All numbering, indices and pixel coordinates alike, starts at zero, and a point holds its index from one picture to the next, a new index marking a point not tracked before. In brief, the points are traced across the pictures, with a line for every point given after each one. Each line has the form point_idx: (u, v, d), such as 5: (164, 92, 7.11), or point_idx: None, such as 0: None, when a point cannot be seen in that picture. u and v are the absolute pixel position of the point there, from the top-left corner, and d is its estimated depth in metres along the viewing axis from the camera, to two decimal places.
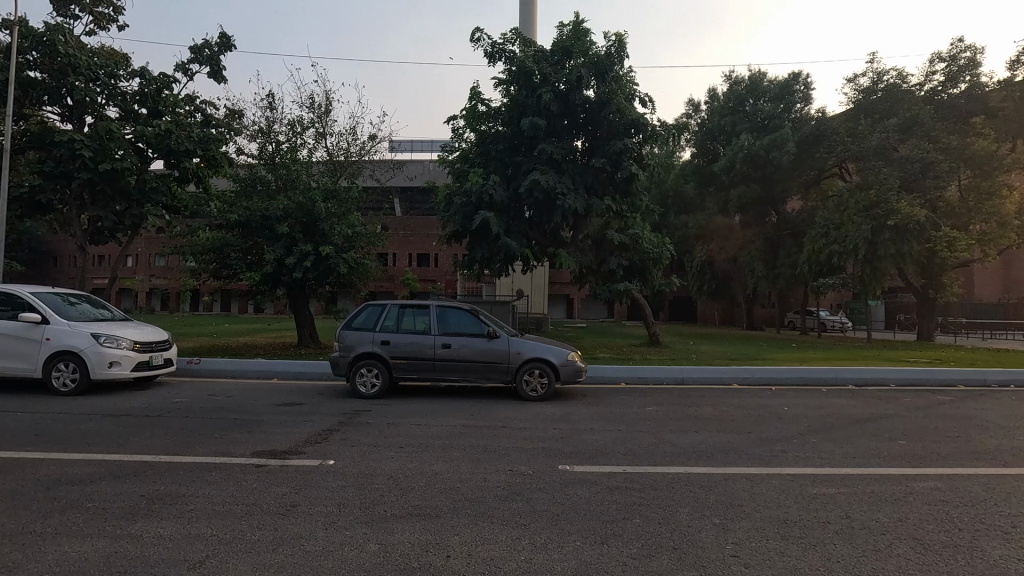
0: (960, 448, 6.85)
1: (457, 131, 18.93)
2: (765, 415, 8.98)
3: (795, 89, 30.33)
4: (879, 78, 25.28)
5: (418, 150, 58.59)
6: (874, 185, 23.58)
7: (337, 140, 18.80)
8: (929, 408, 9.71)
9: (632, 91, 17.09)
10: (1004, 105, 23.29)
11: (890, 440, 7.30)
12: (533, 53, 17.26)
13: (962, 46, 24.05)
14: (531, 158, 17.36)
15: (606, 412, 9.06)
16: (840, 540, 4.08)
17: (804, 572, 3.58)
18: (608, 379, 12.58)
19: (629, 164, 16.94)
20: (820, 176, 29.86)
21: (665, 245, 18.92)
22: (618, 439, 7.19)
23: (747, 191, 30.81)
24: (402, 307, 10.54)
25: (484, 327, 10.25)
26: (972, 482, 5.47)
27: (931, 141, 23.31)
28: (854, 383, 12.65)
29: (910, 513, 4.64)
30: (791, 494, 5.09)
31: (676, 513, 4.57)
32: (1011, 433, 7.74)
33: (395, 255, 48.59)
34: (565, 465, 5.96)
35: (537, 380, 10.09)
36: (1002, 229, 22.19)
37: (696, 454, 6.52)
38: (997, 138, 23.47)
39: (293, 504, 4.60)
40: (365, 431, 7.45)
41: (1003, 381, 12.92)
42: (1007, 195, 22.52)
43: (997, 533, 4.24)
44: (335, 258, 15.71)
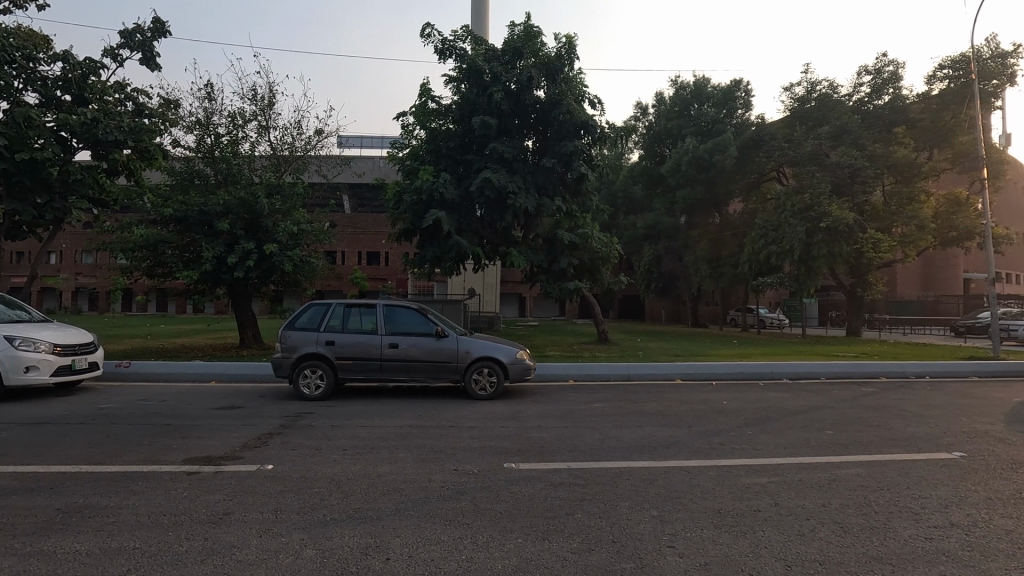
0: (882, 436, 7.33)
1: (406, 128, 18.73)
2: (705, 409, 9.32)
3: (736, 95, 31.72)
4: (812, 87, 26.71)
5: (367, 146, 57.50)
6: (809, 189, 24.87)
7: (281, 134, 18.19)
8: (856, 400, 10.32)
9: (582, 93, 17.32)
10: (923, 116, 25.11)
11: (819, 430, 7.73)
12: (484, 51, 17.26)
13: (885, 61, 25.73)
14: (482, 157, 17.38)
15: (555, 410, 9.18)
16: (768, 527, 4.28)
17: (735, 559, 3.73)
18: (558, 377, 12.76)
19: (579, 164, 17.19)
20: (759, 179, 31.29)
21: (613, 244, 19.31)
22: (564, 436, 7.30)
23: (692, 193, 31.90)
24: (348, 306, 10.32)
25: (432, 326, 10.14)
26: (889, 467, 5.87)
27: (859, 149, 24.87)
28: (788, 377, 13.32)
29: (834, 498, 4.92)
30: (727, 484, 5.31)
31: (618, 507, 4.67)
32: (924, 420, 8.37)
33: (344, 252, 47.58)
34: (511, 462, 6.00)
35: (486, 378, 10.09)
36: (922, 233, 23.68)
37: (638, 448, 6.69)
38: (916, 147, 25.24)
39: (227, 511, 4.42)
40: (308, 433, 7.24)
41: (921, 373, 13.91)
42: (925, 200, 24.31)
43: (908, 514, 4.57)
44: (278, 256, 15.17)
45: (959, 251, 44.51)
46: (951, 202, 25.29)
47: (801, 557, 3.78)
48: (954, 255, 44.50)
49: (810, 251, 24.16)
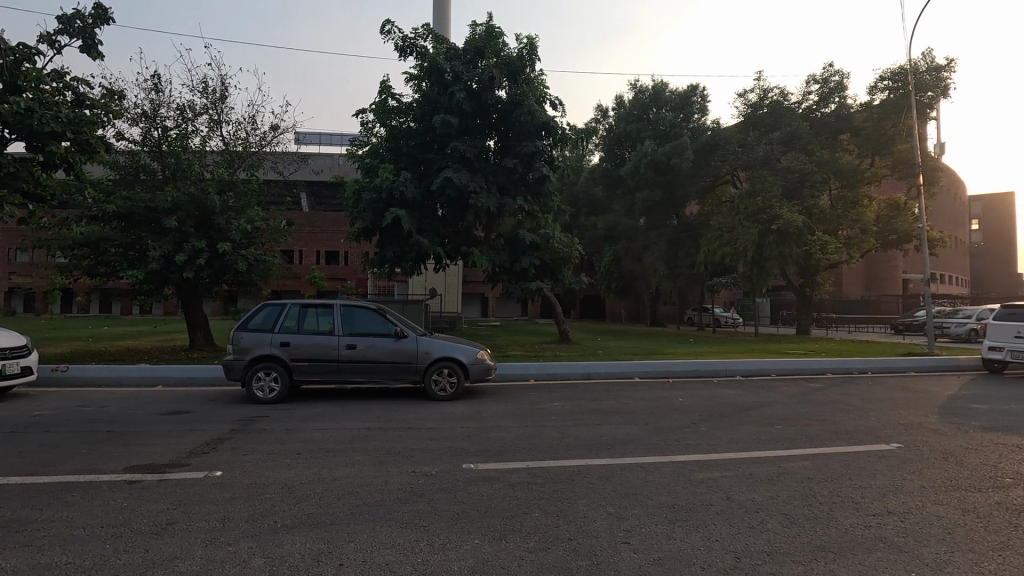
0: (828, 430, 7.64)
1: (366, 125, 18.43)
2: (662, 406, 9.52)
3: (693, 100, 32.52)
4: (765, 94, 27.64)
5: (326, 143, 56.33)
6: (761, 192, 25.75)
7: (234, 129, 17.59)
8: (805, 395, 10.74)
9: (543, 94, 17.39)
10: (865, 125, 26.40)
11: (768, 425, 8.01)
12: (445, 50, 17.18)
13: (831, 71, 26.89)
14: (444, 156, 17.25)
15: (515, 409, 9.19)
16: (720, 520, 4.40)
17: (687, 554, 3.81)
18: (519, 377, 12.80)
19: (540, 165, 17.25)
20: (715, 183, 32.23)
21: (574, 244, 19.44)
22: (523, 435, 7.31)
23: (650, 195, 32.59)
24: (304, 306, 10.06)
25: (391, 327, 10.00)
26: (834, 460, 6.13)
27: (807, 154, 25.94)
28: (741, 374, 13.75)
29: (782, 491, 5.11)
30: (681, 479, 5.43)
31: (575, 505, 4.71)
32: (865, 414, 8.79)
33: (301, 252, 46.42)
34: (470, 463, 5.97)
35: (446, 379, 10.01)
36: (865, 236, 25.13)
37: (596, 446, 6.77)
38: (859, 153, 26.52)
39: (170, 521, 4.23)
40: (261, 438, 7.02)
41: (864, 369, 14.60)
42: (868, 205, 25.55)
43: (849, 503, 4.78)
44: (232, 255, 14.64)
45: (898, 253, 47.14)
46: (890, 206, 26.72)
47: (750, 548, 3.90)
48: (893, 257, 47.10)
49: (762, 253, 25.03)
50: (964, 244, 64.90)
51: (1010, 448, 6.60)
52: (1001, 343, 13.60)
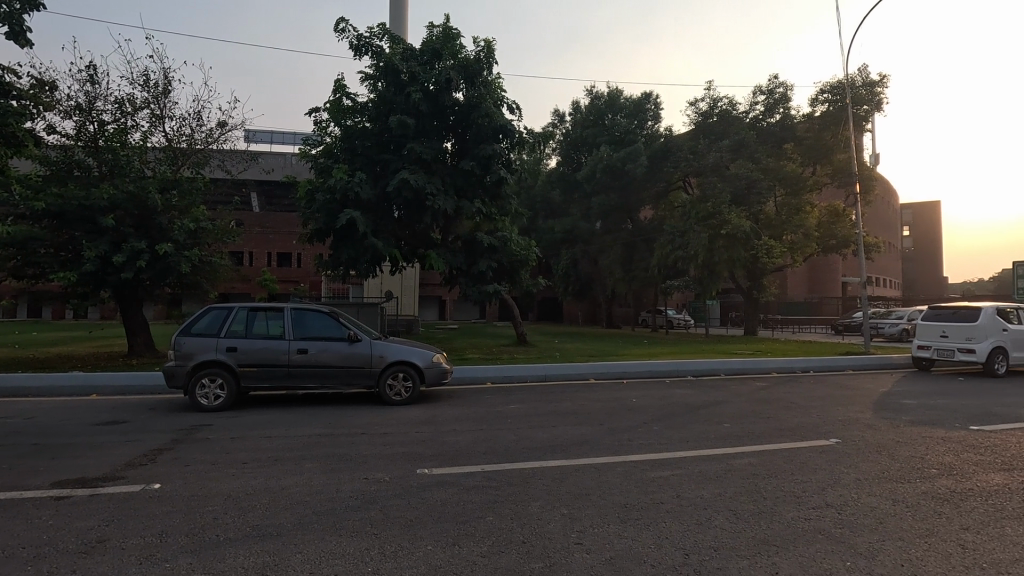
0: (772, 427, 7.95)
1: (319, 124, 18.02)
2: (616, 407, 9.67)
3: (647, 107, 33.29)
4: (714, 103, 28.59)
5: (278, 142, 54.78)
6: (711, 199, 26.60)
7: (178, 125, 16.84)
8: (752, 394, 11.13)
9: (501, 97, 17.37)
10: (807, 135, 27.68)
11: (717, 423, 8.25)
12: (401, 51, 17.01)
13: (776, 82, 28.05)
14: (400, 157, 17.02)
15: (470, 413, 9.14)
16: (670, 519, 4.48)
17: (638, 552, 3.87)
18: (475, 380, 12.75)
19: (498, 168, 17.21)
20: (667, 189, 33.11)
21: (532, 247, 19.48)
22: (479, 438, 7.27)
23: (606, 199, 33.17)
24: (252, 310, 9.72)
25: (344, 330, 9.78)
26: (777, 456, 6.39)
27: (754, 162, 26.97)
28: (692, 374, 14.15)
29: (729, 487, 5.27)
30: (633, 478, 5.53)
31: (529, 507, 4.72)
32: (806, 411, 9.19)
33: (251, 253, 44.88)
34: (424, 468, 5.89)
35: (400, 383, 9.86)
36: (806, 241, 26.57)
37: (551, 448, 6.80)
38: (802, 162, 27.79)
39: (101, 539, 3.99)
40: (204, 447, 6.72)
41: (807, 368, 15.28)
42: (810, 211, 26.77)
43: (790, 497, 4.98)
44: (174, 257, 13.98)
45: (838, 257, 49.69)
46: (831, 213, 28.10)
47: (698, 544, 4.00)
48: (833, 261, 49.65)
49: (712, 257, 25.85)
50: (897, 249, 68.92)
51: (935, 440, 7.04)
52: (928, 343, 14.51)
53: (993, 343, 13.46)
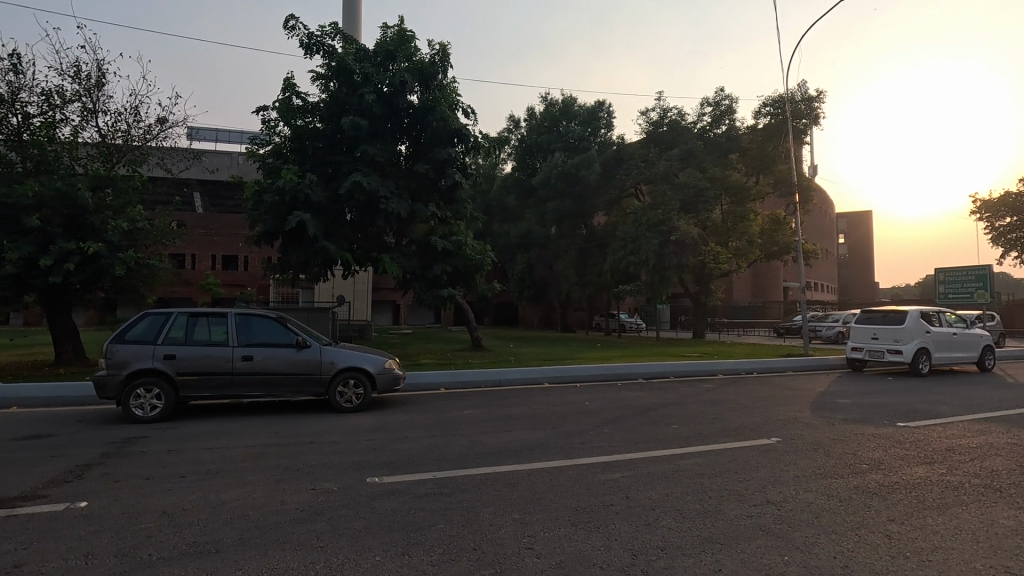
0: (718, 428, 8.22)
1: (268, 123, 17.47)
2: (569, 411, 9.76)
3: (599, 116, 33.94)
4: (664, 114, 29.47)
5: (223, 140, 52.74)
6: (661, 206, 27.37)
7: (113, 120, 15.94)
8: (700, 395, 11.46)
9: (456, 101, 17.24)
10: (751, 146, 28.89)
11: (666, 425, 8.46)
12: (354, 52, 16.72)
13: (722, 95, 29.16)
14: (352, 159, 16.69)
15: (423, 419, 9.02)
16: (620, 521, 4.55)
17: (587, 555, 3.91)
18: (429, 386, 12.61)
19: (453, 172, 17.08)
20: (620, 196, 33.85)
21: (487, 251, 19.44)
22: (431, 445, 7.19)
23: (560, 205, 33.56)
24: (192, 315, 9.30)
25: (292, 336, 9.48)
26: (722, 455, 6.60)
27: (703, 171, 27.89)
28: (643, 377, 14.46)
29: (676, 488, 5.40)
30: (584, 482, 5.59)
31: (481, 513, 4.69)
32: (751, 411, 9.55)
33: (194, 256, 42.95)
34: (374, 477, 5.77)
35: (351, 390, 9.62)
36: (751, 247, 27.68)
37: (505, 453, 6.79)
38: (746, 172, 28.98)
39: (19, 563, 3.71)
40: (138, 461, 6.36)
41: (751, 369, 15.89)
42: (754, 219, 27.89)
43: (734, 496, 5.16)
44: (108, 259, 13.21)
45: (779, 263, 52.12)
46: (773, 221, 29.43)
47: (645, 545, 4.08)
48: (775, 266, 52.08)
49: (663, 262, 26.55)
50: (834, 255, 72.91)
51: (866, 437, 7.46)
52: (861, 344, 15.37)
53: (918, 344, 14.40)
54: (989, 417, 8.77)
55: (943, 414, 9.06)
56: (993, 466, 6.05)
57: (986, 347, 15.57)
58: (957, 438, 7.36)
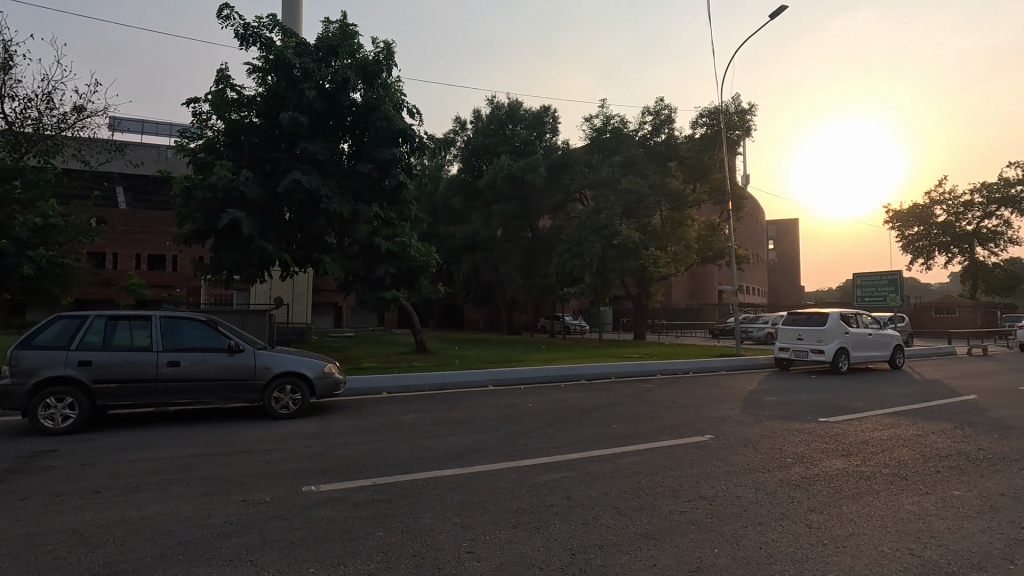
0: (657, 426, 8.50)
1: (199, 116, 16.61)
2: (513, 413, 9.80)
3: (545, 121, 34.40)
4: (608, 121, 30.22)
5: (150, 132, 49.68)
6: (604, 211, 28.01)
7: (22, 106, 14.68)
8: (639, 395, 11.79)
9: (401, 101, 16.94)
10: (689, 155, 30.09)
11: (607, 425, 8.64)
12: (294, 45, 16.18)
13: (662, 105, 30.17)
14: (292, 156, 16.10)
15: (364, 424, 8.82)
16: (560, 521, 4.59)
17: (527, 556, 3.94)
18: (370, 390, 12.32)
19: (397, 172, 16.75)
20: (565, 200, 34.41)
21: (432, 253, 19.22)
22: (372, 450, 7.04)
23: (506, 208, 33.68)
24: (111, 318, 8.70)
25: (223, 340, 9.04)
26: (659, 453, 6.83)
27: (644, 177, 28.74)
28: (585, 378, 14.72)
29: (614, 486, 5.53)
30: (526, 484, 5.62)
31: (421, 519, 4.62)
32: (687, 410, 9.93)
33: (116, 255, 40.16)
34: (310, 486, 5.56)
35: (288, 396, 9.26)
36: (688, 252, 28.74)
37: (447, 456, 6.74)
38: (684, 179, 30.12)
39: None
40: (47, 477, 5.87)
41: (688, 369, 16.51)
42: (691, 224, 28.97)
43: (669, 492, 5.33)
44: (15, 257, 12.13)
45: (714, 267, 54.55)
46: (709, 227, 30.78)
47: (584, 544, 4.15)
48: (711, 271, 54.48)
49: (606, 265, 27.17)
50: (764, 260, 77.03)
51: (791, 432, 7.89)
52: (788, 345, 16.29)
53: (838, 345, 15.40)
54: (898, 411, 9.51)
55: (860, 409, 9.74)
56: (901, 456, 6.54)
57: (896, 347, 16.87)
58: (871, 432, 7.90)
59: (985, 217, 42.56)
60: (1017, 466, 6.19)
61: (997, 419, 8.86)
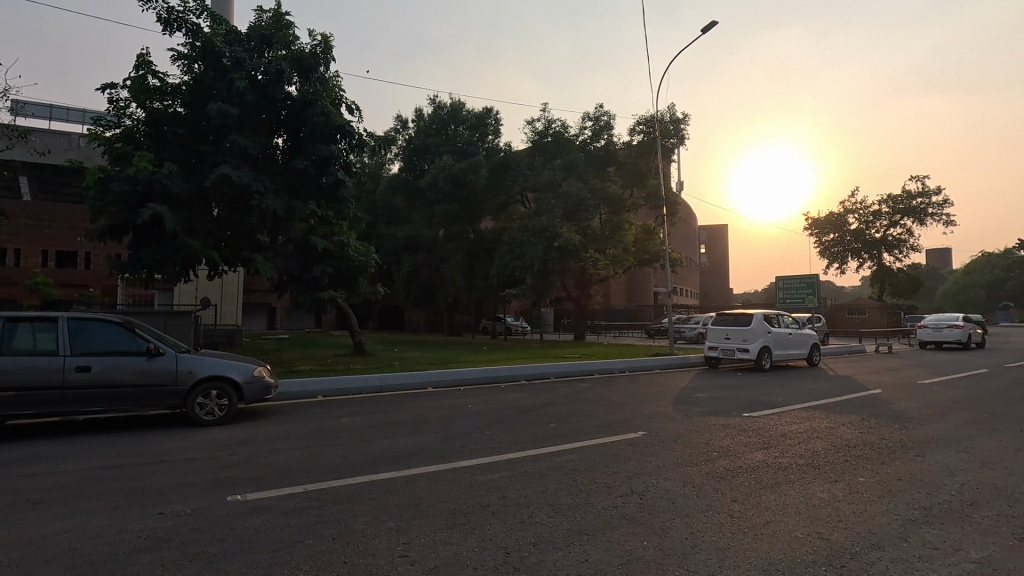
0: (593, 424, 8.70)
1: (116, 103, 15.49)
2: (452, 414, 9.76)
3: (487, 122, 34.50)
4: (549, 125, 30.68)
5: (60, 119, 45.89)
6: (546, 213, 28.39)
7: None
8: (577, 394, 12.04)
9: (339, 96, 16.44)
10: (627, 161, 31.03)
11: (545, 424, 8.76)
12: (224, 34, 15.40)
13: (602, 111, 30.94)
14: (221, 150, 15.30)
15: (297, 429, 8.51)
16: (496, 521, 4.61)
17: (462, 557, 3.93)
18: (304, 394, 11.89)
19: (334, 170, 16.22)
20: (507, 202, 34.60)
21: (371, 253, 18.78)
22: (304, 456, 6.81)
23: (448, 208, 33.48)
24: (11, 320, 7.98)
25: (142, 343, 8.48)
26: (596, 450, 6.99)
27: (584, 181, 29.35)
28: (525, 378, 14.85)
29: (551, 484, 5.61)
30: (463, 484, 5.61)
31: (354, 525, 4.52)
32: (622, 408, 10.23)
33: (19, 251, 36.77)
34: (236, 495, 5.30)
35: (214, 402, 8.77)
36: (626, 255, 29.56)
37: (384, 460, 6.61)
38: (622, 184, 30.99)
39: None
40: None
41: (625, 368, 17.00)
42: (629, 228, 29.83)
43: (603, 488, 5.47)
44: None
45: (650, 270, 56.39)
46: (645, 231, 31.80)
47: (519, 542, 4.19)
48: (647, 273, 56.38)
49: (547, 266, 27.49)
50: (696, 263, 80.37)
51: (718, 427, 8.30)
52: (716, 344, 17.09)
53: (762, 344, 16.32)
54: (814, 405, 10.21)
55: (780, 404, 10.38)
56: (814, 447, 7.03)
57: (813, 345, 18.07)
58: (788, 425, 8.42)
59: (891, 226, 46.35)
60: (913, 453, 6.78)
61: (898, 411, 9.67)
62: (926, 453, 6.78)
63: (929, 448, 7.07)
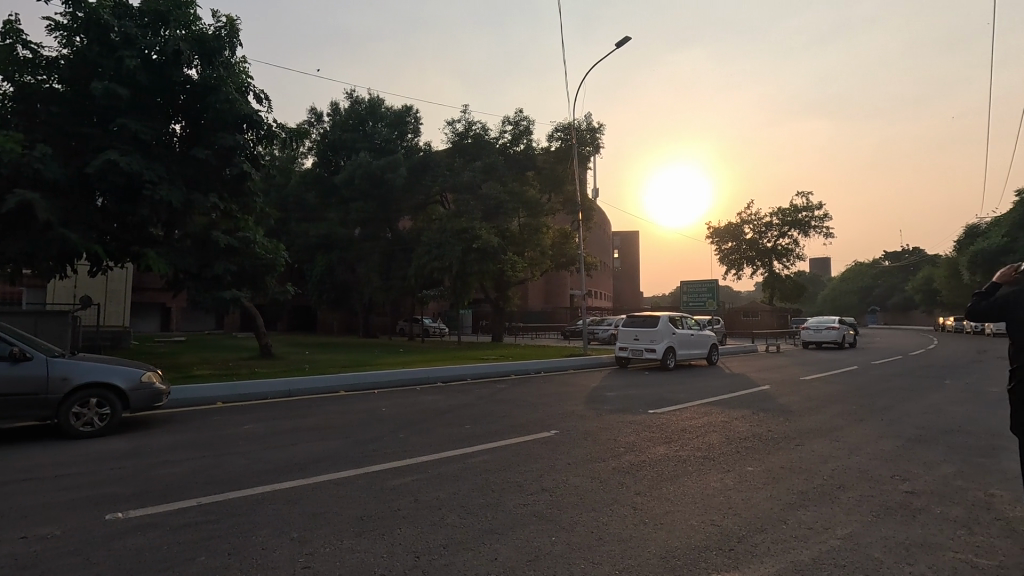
0: (508, 424, 8.80)
1: None
2: (364, 418, 9.48)
3: (407, 121, 33.98)
4: (469, 126, 30.76)
5: None
6: (465, 215, 28.36)
7: None
8: (493, 395, 12.13)
9: (246, 84, 15.45)
10: (545, 166, 31.71)
11: (459, 426, 8.74)
12: (112, 6, 14.00)
13: (521, 117, 31.42)
14: (106, 133, 13.88)
15: (192, 438, 7.90)
16: (407, 525, 4.54)
17: (369, 564, 3.84)
18: (201, 400, 11.06)
19: (240, 161, 15.22)
20: (426, 202, 34.20)
21: (279, 250, 17.83)
22: (200, 467, 6.33)
23: (364, 207, 32.50)
24: None
25: (5, 347, 7.58)
26: (510, 450, 7.08)
27: (503, 184, 29.66)
28: (441, 380, 14.73)
29: (464, 486, 5.61)
30: (373, 489, 5.48)
31: (252, 537, 4.27)
32: (537, 407, 10.43)
33: None
34: (117, 513, 4.83)
35: (93, 411, 7.91)
36: (543, 257, 30.20)
37: (290, 467, 6.30)
38: (541, 189, 31.63)
39: None
40: None
41: (541, 368, 17.36)
42: (546, 231, 30.50)
43: (515, 487, 5.56)
44: None
45: (567, 273, 57.97)
46: (562, 235, 32.64)
47: (429, 545, 4.15)
48: (564, 276, 57.75)
49: (465, 268, 27.29)
50: (611, 268, 83.57)
51: (625, 424, 8.69)
52: (626, 345, 17.85)
53: (667, 345, 17.30)
54: (712, 401, 10.99)
55: (682, 401, 11.06)
56: (711, 440, 7.56)
57: (712, 345, 19.40)
58: (689, 420, 8.96)
59: (781, 236, 50.78)
60: (794, 443, 7.47)
61: (783, 405, 10.61)
62: (805, 443, 7.50)
63: (807, 437, 7.84)
